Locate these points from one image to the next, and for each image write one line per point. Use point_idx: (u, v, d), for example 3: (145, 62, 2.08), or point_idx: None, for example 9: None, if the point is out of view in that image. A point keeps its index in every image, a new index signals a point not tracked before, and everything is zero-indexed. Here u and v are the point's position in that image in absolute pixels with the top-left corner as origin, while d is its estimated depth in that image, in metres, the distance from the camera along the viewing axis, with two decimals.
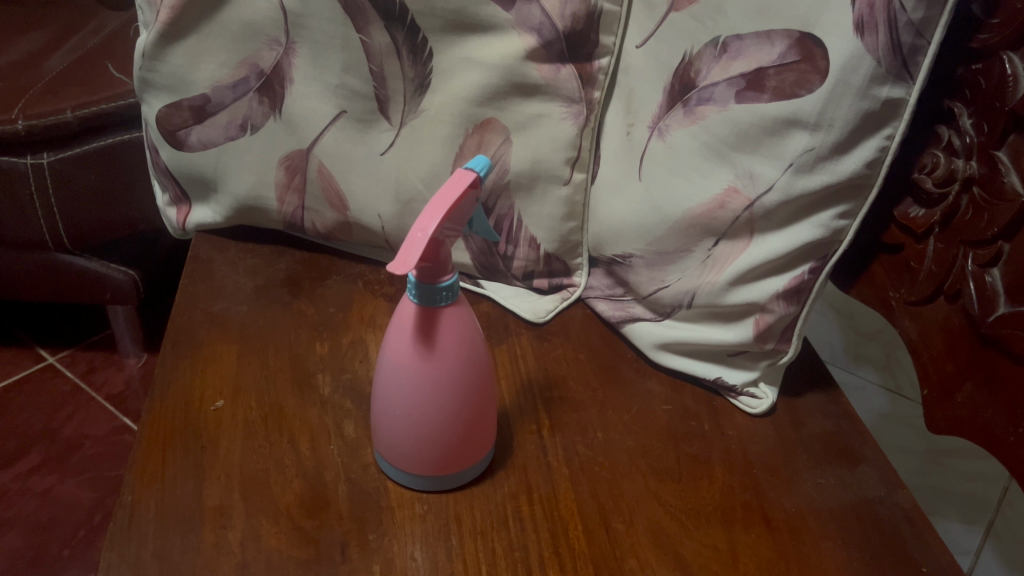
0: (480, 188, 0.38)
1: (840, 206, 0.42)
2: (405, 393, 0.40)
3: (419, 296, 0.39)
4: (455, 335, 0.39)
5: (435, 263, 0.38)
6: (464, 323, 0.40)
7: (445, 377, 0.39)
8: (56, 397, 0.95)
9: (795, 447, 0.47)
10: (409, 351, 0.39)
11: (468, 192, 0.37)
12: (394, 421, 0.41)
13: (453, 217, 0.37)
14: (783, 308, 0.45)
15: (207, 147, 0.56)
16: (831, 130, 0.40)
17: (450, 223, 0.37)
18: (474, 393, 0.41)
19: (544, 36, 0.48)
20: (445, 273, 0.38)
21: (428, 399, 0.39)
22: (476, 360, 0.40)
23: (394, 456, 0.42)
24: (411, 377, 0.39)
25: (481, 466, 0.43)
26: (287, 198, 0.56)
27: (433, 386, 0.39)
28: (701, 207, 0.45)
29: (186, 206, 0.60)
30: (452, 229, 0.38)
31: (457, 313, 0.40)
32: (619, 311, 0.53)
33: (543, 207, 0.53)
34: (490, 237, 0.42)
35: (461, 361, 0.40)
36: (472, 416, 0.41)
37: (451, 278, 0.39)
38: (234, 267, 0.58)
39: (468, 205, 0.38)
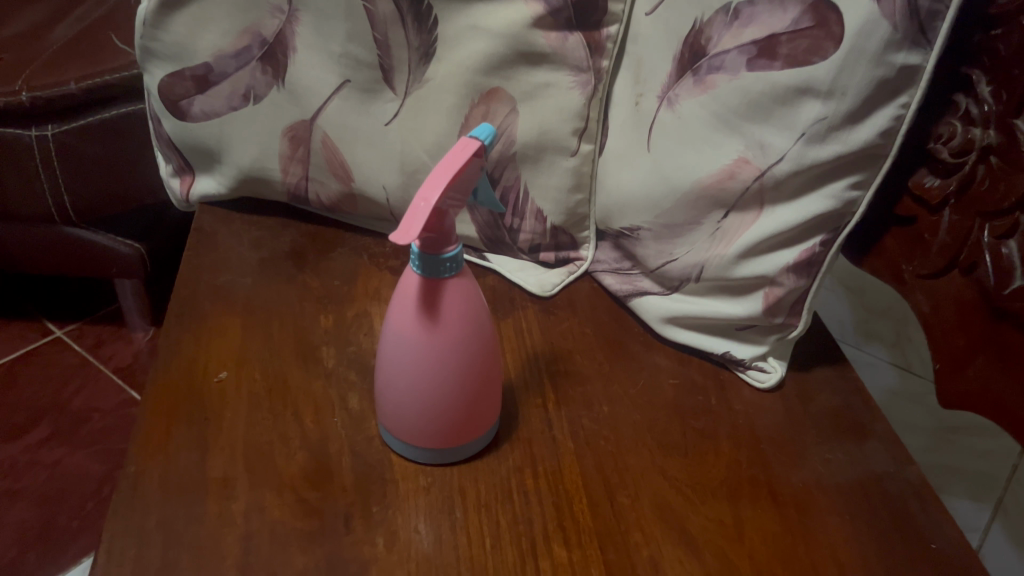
0: (485, 157, 0.38)
1: (853, 177, 0.41)
2: (410, 365, 0.39)
3: (423, 267, 0.38)
4: (460, 306, 0.39)
5: (439, 234, 0.37)
6: (469, 294, 0.39)
7: (449, 350, 0.39)
8: (65, 370, 0.95)
9: (804, 419, 0.46)
10: (413, 323, 0.39)
11: (473, 160, 0.37)
12: (398, 393, 0.40)
13: (456, 187, 0.36)
14: (793, 282, 0.45)
15: (210, 117, 0.55)
16: (844, 99, 0.39)
17: (453, 192, 0.36)
18: (479, 367, 0.40)
19: (552, 3, 0.48)
20: (449, 243, 0.38)
21: (433, 372, 0.39)
22: (480, 333, 0.40)
23: (398, 429, 0.42)
24: (416, 349, 0.39)
25: (486, 441, 0.43)
26: (291, 169, 0.56)
27: (437, 358, 0.39)
28: (710, 177, 0.44)
29: (190, 176, 0.60)
30: (456, 199, 0.37)
31: (462, 284, 0.39)
32: (626, 285, 0.53)
33: (550, 178, 0.52)
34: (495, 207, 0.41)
35: (467, 333, 0.39)
36: (476, 390, 0.40)
37: (454, 248, 0.38)
38: (238, 239, 0.57)
39: (473, 175, 0.37)
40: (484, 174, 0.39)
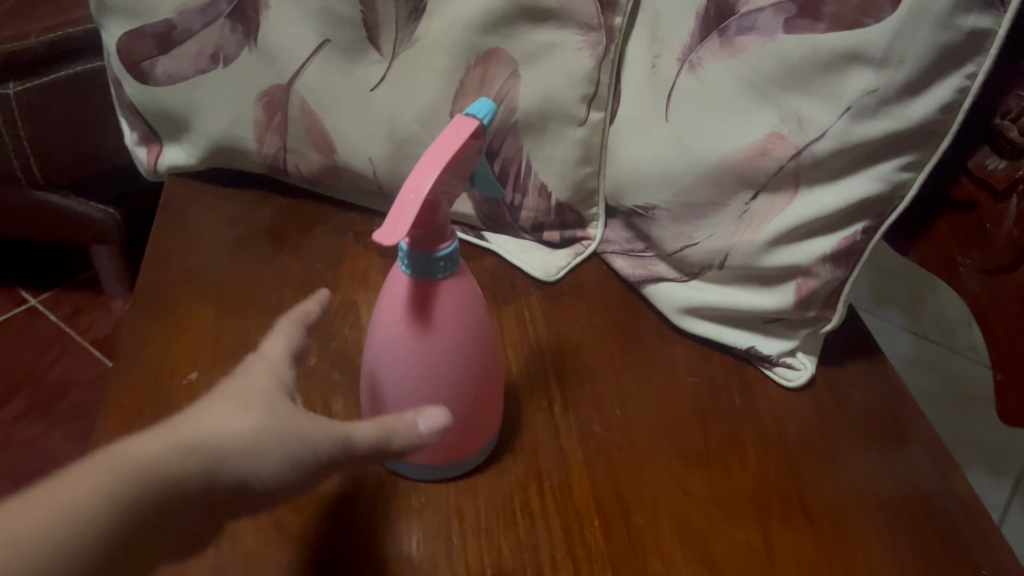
0: (483, 139, 0.32)
1: (904, 157, 0.36)
2: (400, 376, 0.35)
3: (413, 266, 0.33)
4: (455, 308, 0.34)
5: (432, 231, 0.32)
6: (465, 294, 0.34)
7: (444, 359, 0.34)
8: (40, 341, 0.91)
9: (837, 422, 0.42)
10: (404, 330, 0.34)
11: (469, 142, 0.31)
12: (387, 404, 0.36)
13: (450, 178, 0.31)
14: (830, 273, 0.40)
15: (174, 81, 0.50)
16: (901, 67, 0.33)
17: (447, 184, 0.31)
18: (478, 375, 0.36)
19: None
20: (444, 239, 0.33)
21: (427, 383, 0.34)
22: (479, 336, 0.35)
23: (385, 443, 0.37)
24: (406, 359, 0.34)
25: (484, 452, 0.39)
26: (267, 139, 0.50)
27: (431, 368, 0.34)
28: (739, 154, 0.39)
29: (157, 145, 0.54)
30: (451, 190, 0.32)
31: (457, 283, 0.34)
32: (639, 269, 0.48)
33: (555, 150, 0.47)
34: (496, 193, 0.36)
35: (463, 338, 0.34)
36: (475, 399, 0.36)
37: (448, 246, 0.33)
38: (211, 215, 0.52)
39: (470, 160, 0.32)
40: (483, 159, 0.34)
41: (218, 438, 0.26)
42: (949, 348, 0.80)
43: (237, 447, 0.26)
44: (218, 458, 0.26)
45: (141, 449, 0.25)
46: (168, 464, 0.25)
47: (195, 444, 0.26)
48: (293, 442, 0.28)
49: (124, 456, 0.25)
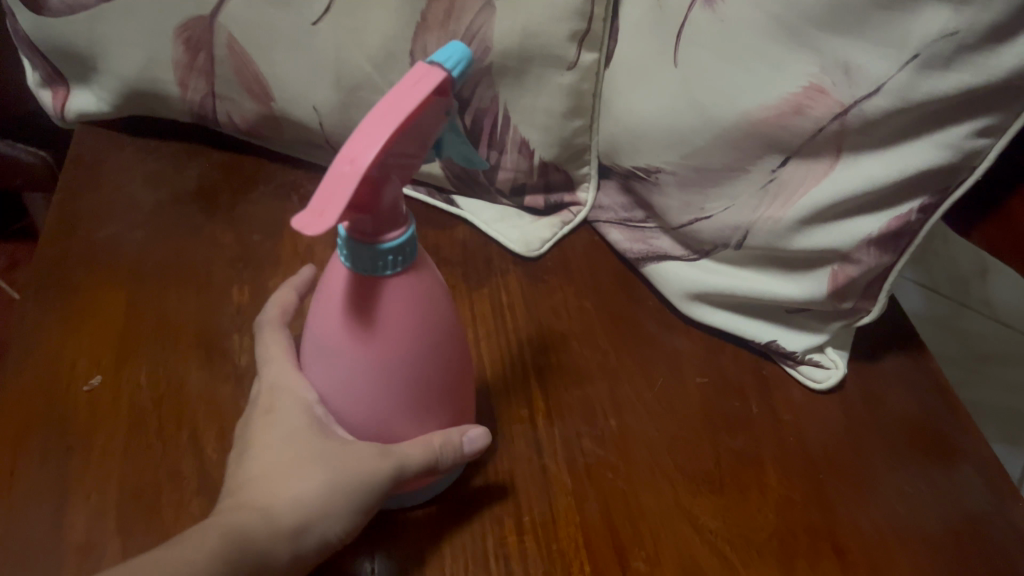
0: (449, 96, 0.24)
1: (979, 121, 0.29)
2: (338, 383, 0.28)
3: (354, 261, 0.25)
4: (408, 312, 0.26)
5: (373, 217, 0.24)
6: (423, 293, 0.27)
7: (387, 372, 0.27)
8: None
9: (873, 435, 0.35)
10: (341, 333, 0.27)
11: (430, 101, 0.23)
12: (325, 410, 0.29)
13: (394, 148, 0.23)
14: (873, 258, 0.33)
15: (74, 12, 0.41)
16: (990, 5, 0.25)
17: (390, 154, 0.23)
18: (435, 385, 0.29)
19: None
20: (394, 225, 0.25)
21: (368, 393, 0.28)
22: (441, 342, 0.28)
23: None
24: (343, 365, 0.27)
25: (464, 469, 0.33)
26: (191, 82, 0.42)
27: (374, 379, 0.27)
28: (767, 111, 0.31)
29: (64, 88, 0.45)
30: (401, 162, 0.24)
31: (413, 279, 0.26)
32: (638, 243, 0.40)
33: (538, 99, 0.39)
34: (468, 157, 0.28)
35: (419, 348, 0.27)
36: (430, 410, 0.29)
37: (397, 236, 0.25)
38: (129, 174, 0.44)
39: (431, 123, 0.24)
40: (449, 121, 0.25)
41: (302, 503, 0.26)
42: (962, 301, 0.68)
43: (320, 508, 0.27)
44: (304, 520, 0.26)
45: (236, 517, 0.26)
46: (260, 530, 0.26)
47: (283, 509, 0.26)
48: (368, 489, 0.27)
49: (226, 522, 0.25)
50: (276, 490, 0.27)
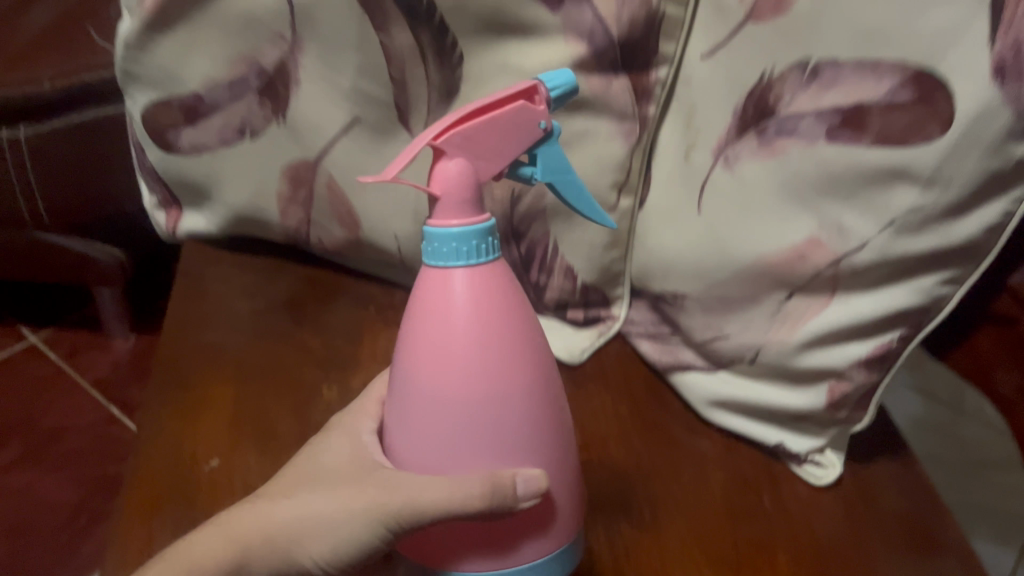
0: (539, 112, 0.31)
1: (944, 272, 0.36)
2: (406, 408, 0.31)
3: (427, 256, 0.30)
4: (463, 312, 0.29)
5: (446, 194, 0.29)
6: (481, 295, 0.29)
7: (443, 371, 0.29)
8: (32, 383, 0.88)
9: (870, 530, 0.41)
10: (410, 347, 0.30)
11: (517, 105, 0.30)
12: (401, 450, 0.32)
13: (473, 132, 0.29)
14: (864, 377, 0.39)
15: (200, 151, 0.49)
16: (946, 189, 0.33)
17: (472, 135, 0.29)
18: (496, 411, 0.29)
19: (597, 43, 0.41)
20: (472, 215, 0.30)
21: (431, 415, 0.30)
22: (508, 360, 0.30)
23: (418, 550, 0.32)
24: (408, 382, 0.30)
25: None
26: (289, 211, 0.50)
27: (432, 393, 0.30)
28: (776, 256, 0.39)
29: (176, 210, 0.54)
30: (485, 153, 0.30)
31: (470, 280, 0.30)
32: (666, 355, 0.47)
33: (584, 234, 0.46)
34: (569, 184, 0.33)
35: (474, 356, 0.29)
36: (497, 446, 0.30)
37: (467, 223, 0.29)
38: (228, 284, 0.52)
39: (520, 127, 0.30)
40: (548, 136, 0.32)
41: (300, 524, 0.33)
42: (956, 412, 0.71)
43: (313, 532, 0.33)
44: (295, 542, 0.33)
45: (238, 526, 0.33)
46: (253, 545, 0.33)
47: (279, 530, 0.33)
48: (366, 523, 0.32)
49: (232, 531, 0.33)
50: (284, 508, 0.33)
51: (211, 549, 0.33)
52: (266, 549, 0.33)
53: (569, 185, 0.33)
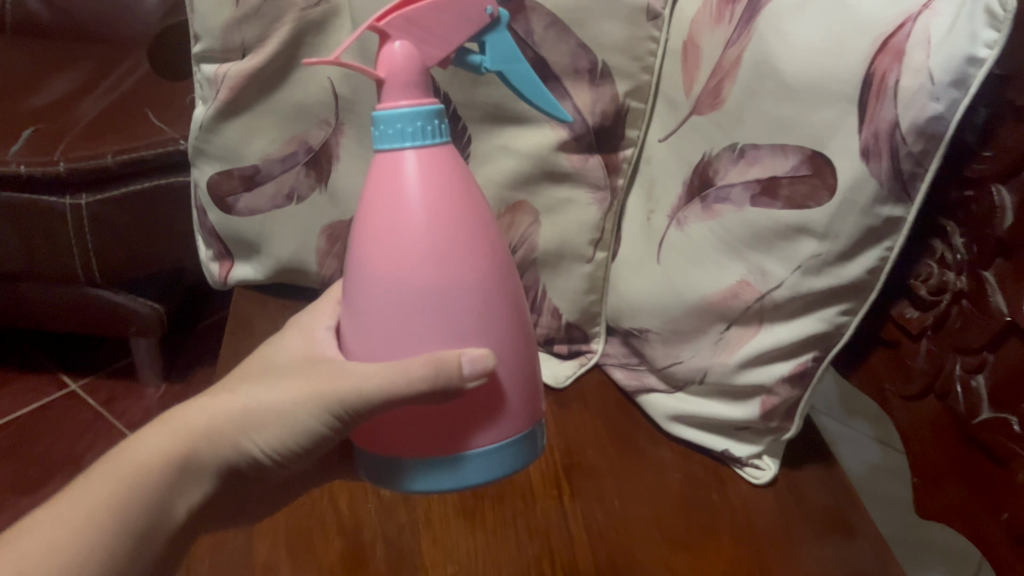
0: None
1: (842, 305, 0.46)
2: (365, 293, 0.37)
3: (379, 142, 0.37)
4: (415, 205, 0.36)
5: (391, 74, 0.36)
6: (431, 189, 0.36)
7: (400, 255, 0.36)
8: (75, 425, 0.98)
9: (798, 517, 0.51)
10: (369, 235, 0.37)
11: (458, 14, 0.37)
12: (365, 331, 0.38)
13: (416, 16, 0.36)
14: (788, 391, 0.50)
15: (254, 213, 0.60)
16: (837, 240, 0.44)
17: (414, 16, 0.36)
18: (446, 294, 0.36)
19: (577, 130, 0.52)
20: (416, 99, 0.37)
21: (388, 301, 0.36)
22: (452, 243, 0.36)
23: (379, 442, 0.39)
24: (367, 266, 0.37)
25: (512, 465, 0.39)
26: (326, 263, 0.61)
27: (388, 279, 0.36)
28: (716, 295, 0.49)
29: (228, 262, 0.65)
30: (428, 34, 0.36)
31: (422, 173, 0.36)
32: (634, 380, 0.57)
33: (567, 281, 0.57)
34: (511, 70, 0.39)
35: (425, 243, 0.36)
36: (446, 330, 0.36)
37: (413, 105, 0.36)
38: (274, 324, 0.63)
39: (465, 8, 0.37)
40: (495, 23, 0.38)
41: (248, 418, 0.39)
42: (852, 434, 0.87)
43: (260, 424, 0.39)
44: (242, 434, 0.39)
45: (186, 423, 0.39)
46: (203, 437, 0.38)
47: (228, 421, 0.39)
48: (308, 410, 0.39)
49: (186, 427, 0.38)
50: (231, 403, 0.40)
51: (160, 444, 0.37)
52: (214, 440, 0.39)
53: (517, 73, 0.39)
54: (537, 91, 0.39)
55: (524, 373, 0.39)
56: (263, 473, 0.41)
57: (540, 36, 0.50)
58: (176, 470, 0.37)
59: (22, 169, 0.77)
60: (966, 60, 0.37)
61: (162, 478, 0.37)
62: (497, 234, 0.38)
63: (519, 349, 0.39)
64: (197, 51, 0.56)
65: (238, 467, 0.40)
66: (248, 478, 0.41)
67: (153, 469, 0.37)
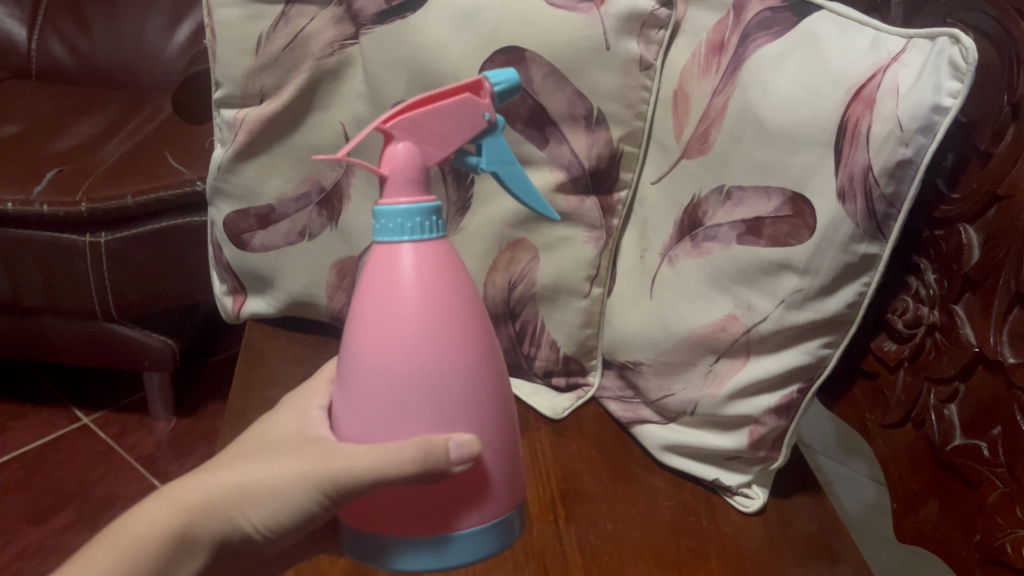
0: (484, 101, 0.40)
1: (824, 338, 0.49)
2: (357, 377, 0.38)
3: (379, 234, 0.39)
4: (412, 294, 0.37)
5: (394, 172, 0.38)
6: (427, 280, 0.38)
7: (393, 342, 0.37)
8: (88, 457, 1.00)
9: (783, 544, 0.53)
10: (364, 322, 0.38)
11: (459, 119, 0.39)
12: (354, 415, 0.39)
13: (420, 119, 0.38)
14: (774, 421, 0.52)
15: (268, 249, 0.63)
16: (817, 275, 0.46)
17: (419, 121, 0.38)
18: (437, 380, 0.37)
19: (573, 172, 0.56)
20: (415, 196, 0.39)
21: (380, 384, 0.37)
22: (446, 332, 0.37)
23: (361, 518, 0.40)
24: (360, 350, 0.38)
25: (494, 545, 0.40)
26: (336, 296, 0.64)
27: (381, 364, 0.37)
28: (704, 327, 0.51)
29: (242, 296, 0.68)
30: (431, 138, 0.39)
31: (419, 264, 0.38)
32: (629, 411, 0.60)
33: (564, 315, 0.59)
34: (506, 171, 0.42)
35: (419, 331, 0.37)
36: (436, 417, 0.37)
37: (412, 202, 0.38)
38: (284, 355, 0.66)
39: (467, 114, 0.39)
40: (493, 127, 0.41)
41: (245, 493, 0.39)
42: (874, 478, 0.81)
43: (256, 501, 0.39)
44: (238, 509, 0.39)
45: (184, 495, 0.38)
46: (201, 511, 0.38)
47: (225, 495, 0.39)
48: (305, 490, 0.39)
49: (181, 502, 0.38)
50: (228, 478, 0.39)
51: (159, 517, 0.37)
52: (211, 515, 0.38)
53: (510, 173, 0.42)
54: (527, 190, 0.43)
55: (507, 459, 0.40)
56: (251, 550, 0.41)
57: (538, 85, 0.53)
58: (173, 545, 0.37)
59: (46, 210, 0.80)
60: (932, 108, 0.40)
61: (161, 552, 0.36)
62: (486, 325, 0.40)
63: (504, 436, 0.40)
64: (219, 96, 0.60)
65: (231, 542, 0.39)
66: (240, 556, 0.40)
67: (151, 543, 0.36)
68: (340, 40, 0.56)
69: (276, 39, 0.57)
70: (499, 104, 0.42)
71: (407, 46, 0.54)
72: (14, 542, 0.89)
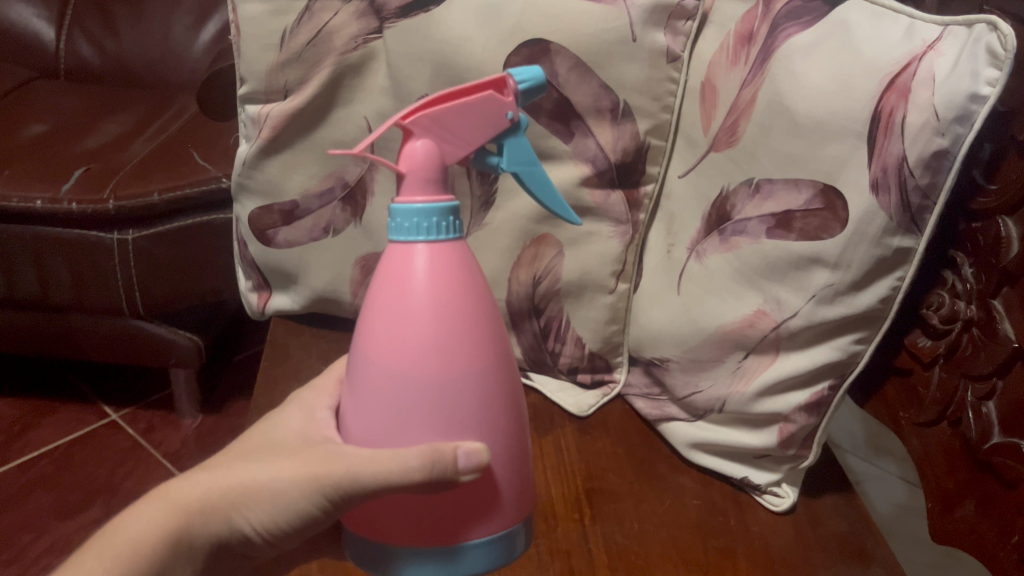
0: (506, 99, 0.39)
1: (855, 334, 0.48)
2: (370, 381, 0.38)
3: (394, 232, 0.38)
4: (427, 296, 0.37)
5: (411, 170, 0.38)
6: (441, 283, 0.37)
7: (410, 345, 0.36)
8: (116, 453, 1.01)
9: (813, 544, 0.52)
10: (376, 324, 0.38)
11: (482, 118, 0.39)
12: (366, 421, 0.38)
13: (440, 117, 0.38)
14: (804, 419, 0.51)
15: (293, 245, 0.63)
16: (849, 269, 0.45)
17: (440, 119, 0.38)
18: (452, 386, 0.37)
19: (598, 165, 0.55)
20: (432, 195, 0.38)
21: (394, 388, 0.37)
22: (463, 336, 0.37)
23: (370, 529, 0.40)
24: (373, 352, 0.38)
25: (501, 557, 0.40)
26: (360, 293, 0.64)
27: (396, 367, 0.37)
28: (733, 324, 0.50)
29: (267, 292, 0.68)
30: (451, 137, 0.38)
31: (435, 267, 0.37)
32: (655, 409, 0.59)
33: (589, 311, 0.59)
34: (527, 172, 0.41)
35: (437, 334, 0.36)
36: (451, 423, 0.37)
37: (428, 201, 0.38)
38: (309, 351, 0.66)
39: (489, 113, 0.39)
40: (516, 128, 0.40)
41: (242, 494, 0.39)
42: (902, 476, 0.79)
43: (254, 503, 0.39)
44: (236, 512, 0.39)
45: (180, 495, 0.38)
46: (198, 511, 0.38)
47: (224, 495, 0.39)
48: (305, 494, 0.38)
49: (177, 503, 0.38)
50: (226, 477, 0.39)
51: (156, 518, 0.37)
52: (209, 515, 0.38)
53: (532, 175, 0.41)
54: (551, 194, 0.42)
55: (518, 471, 0.40)
56: (253, 549, 0.41)
57: (563, 77, 0.52)
58: (169, 548, 0.37)
59: (73, 207, 0.81)
60: (969, 97, 0.39)
61: (155, 555, 0.37)
62: (502, 334, 0.39)
63: (516, 447, 0.40)
64: (243, 92, 0.60)
65: (230, 542, 0.40)
66: (239, 552, 0.41)
67: (147, 547, 0.36)
68: (363, 34, 0.56)
69: (300, 34, 0.56)
70: (525, 103, 0.41)
71: (430, 40, 0.53)
72: (42, 538, 0.89)
